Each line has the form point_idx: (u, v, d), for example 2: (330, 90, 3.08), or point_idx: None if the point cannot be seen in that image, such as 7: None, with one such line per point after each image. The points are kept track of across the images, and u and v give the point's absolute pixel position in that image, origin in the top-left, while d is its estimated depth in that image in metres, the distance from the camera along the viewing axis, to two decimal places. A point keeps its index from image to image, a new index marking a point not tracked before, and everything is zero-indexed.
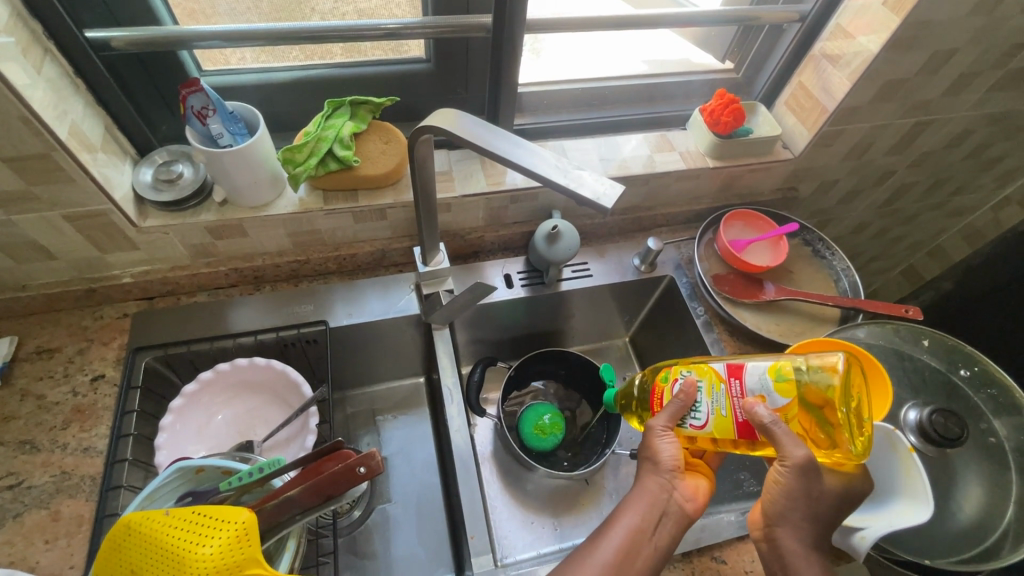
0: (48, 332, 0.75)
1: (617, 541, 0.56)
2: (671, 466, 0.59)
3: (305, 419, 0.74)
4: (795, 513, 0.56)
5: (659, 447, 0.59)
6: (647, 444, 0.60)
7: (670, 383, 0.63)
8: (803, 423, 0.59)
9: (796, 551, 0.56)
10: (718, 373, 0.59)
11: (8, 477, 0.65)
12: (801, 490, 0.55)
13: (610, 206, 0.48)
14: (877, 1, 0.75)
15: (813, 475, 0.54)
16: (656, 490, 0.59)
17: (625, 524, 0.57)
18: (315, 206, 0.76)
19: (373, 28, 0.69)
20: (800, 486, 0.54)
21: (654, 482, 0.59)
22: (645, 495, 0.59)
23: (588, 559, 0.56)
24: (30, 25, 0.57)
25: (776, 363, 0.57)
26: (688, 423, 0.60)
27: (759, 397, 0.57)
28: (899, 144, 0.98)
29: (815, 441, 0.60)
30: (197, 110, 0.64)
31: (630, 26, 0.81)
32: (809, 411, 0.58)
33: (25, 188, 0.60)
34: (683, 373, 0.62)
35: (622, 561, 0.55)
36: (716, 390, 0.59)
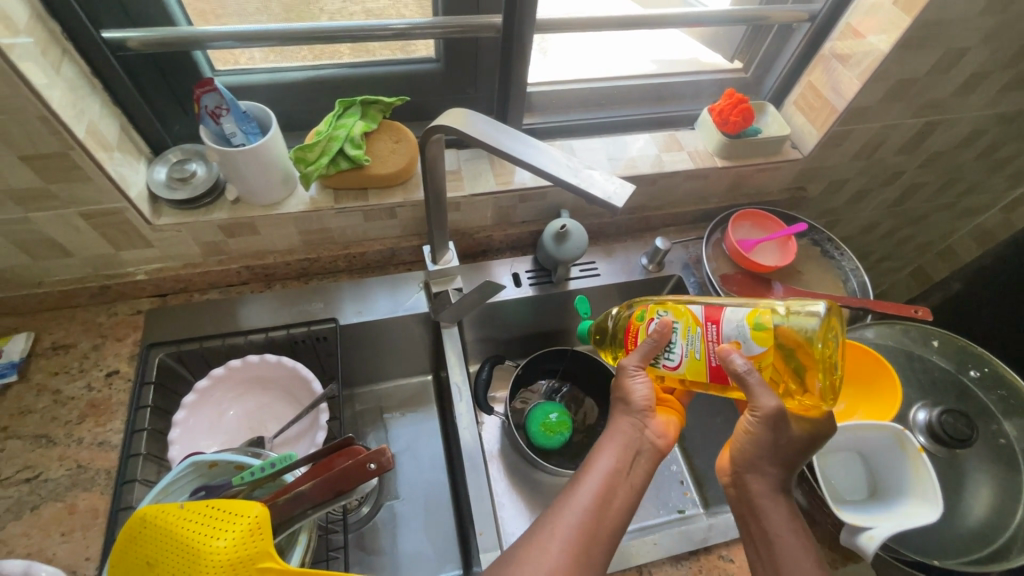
0: (63, 328, 0.77)
1: (597, 480, 0.56)
2: (644, 402, 0.59)
3: (315, 415, 0.75)
4: (763, 460, 0.57)
5: (632, 385, 0.60)
6: (619, 385, 0.61)
7: (647, 322, 0.63)
8: (779, 368, 0.60)
9: (763, 497, 0.57)
10: (695, 316, 0.59)
11: (25, 470, 0.66)
12: (770, 438, 0.55)
13: (620, 205, 0.48)
14: (888, 1, 0.75)
15: (781, 425, 0.54)
16: (628, 429, 0.59)
17: (603, 462, 0.57)
18: (326, 205, 0.77)
19: (383, 28, 0.70)
20: (769, 436, 0.55)
21: (627, 422, 0.60)
22: (621, 433, 0.59)
23: (568, 498, 0.55)
24: (49, 25, 0.58)
25: (756, 310, 0.57)
26: (662, 363, 0.62)
27: (734, 344, 0.57)
28: (908, 144, 0.97)
29: (789, 386, 0.61)
30: (211, 109, 0.64)
31: (639, 26, 0.81)
32: (786, 357, 0.59)
33: (43, 186, 0.62)
34: (660, 313, 0.63)
35: (602, 499, 0.55)
36: (692, 333, 0.59)
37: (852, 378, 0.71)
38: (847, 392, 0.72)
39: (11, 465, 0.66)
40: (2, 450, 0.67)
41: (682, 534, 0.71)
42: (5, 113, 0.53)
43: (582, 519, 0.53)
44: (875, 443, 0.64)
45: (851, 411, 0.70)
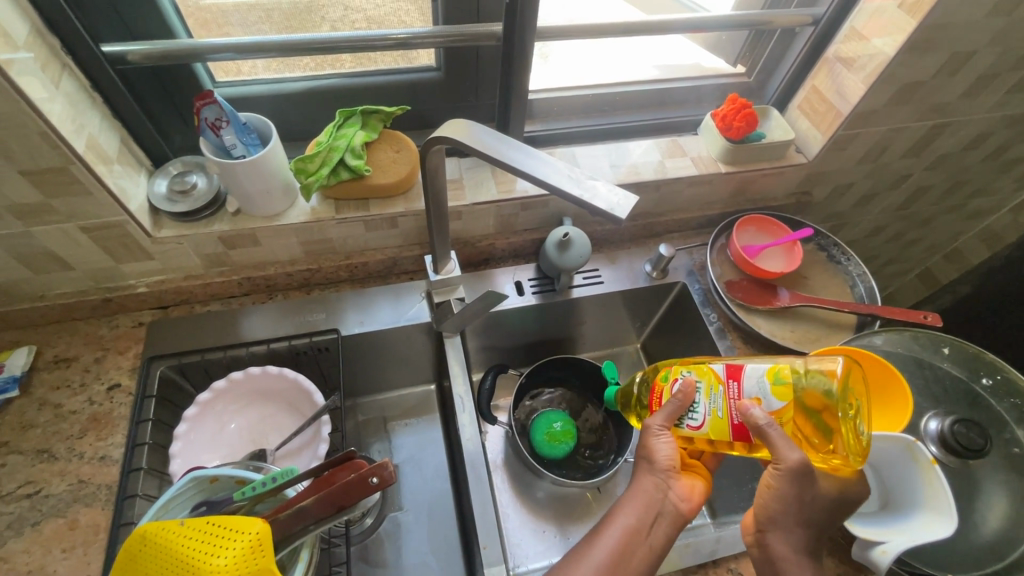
0: (65, 341, 0.76)
1: (613, 541, 0.55)
2: (667, 462, 0.58)
3: (317, 427, 0.74)
4: (787, 517, 0.55)
5: (655, 444, 0.59)
6: (643, 442, 0.60)
7: (670, 383, 0.63)
8: (803, 427, 0.59)
9: (787, 557, 0.55)
10: (716, 373, 0.59)
11: (26, 486, 0.66)
12: (794, 494, 0.53)
13: (624, 217, 0.47)
14: (892, 4, 0.74)
15: (806, 480, 0.53)
16: (650, 489, 0.58)
17: (622, 522, 0.56)
18: (327, 215, 0.76)
19: (383, 38, 0.70)
20: (792, 491, 0.53)
21: (650, 482, 0.58)
22: (641, 492, 0.58)
23: (584, 557, 0.55)
24: (48, 40, 0.58)
25: (775, 366, 0.57)
26: (685, 423, 0.59)
27: (756, 400, 0.57)
28: (915, 147, 0.96)
29: (812, 446, 0.60)
30: (211, 121, 0.64)
31: (641, 32, 0.81)
32: (809, 415, 0.58)
33: (44, 201, 0.61)
34: (683, 373, 0.62)
35: (617, 560, 0.54)
36: (715, 391, 0.58)
37: None
38: None
39: (12, 480, 0.66)
40: (4, 465, 0.67)
41: (691, 547, 0.70)
42: (4, 129, 0.53)
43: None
44: (888, 455, 0.62)
45: None
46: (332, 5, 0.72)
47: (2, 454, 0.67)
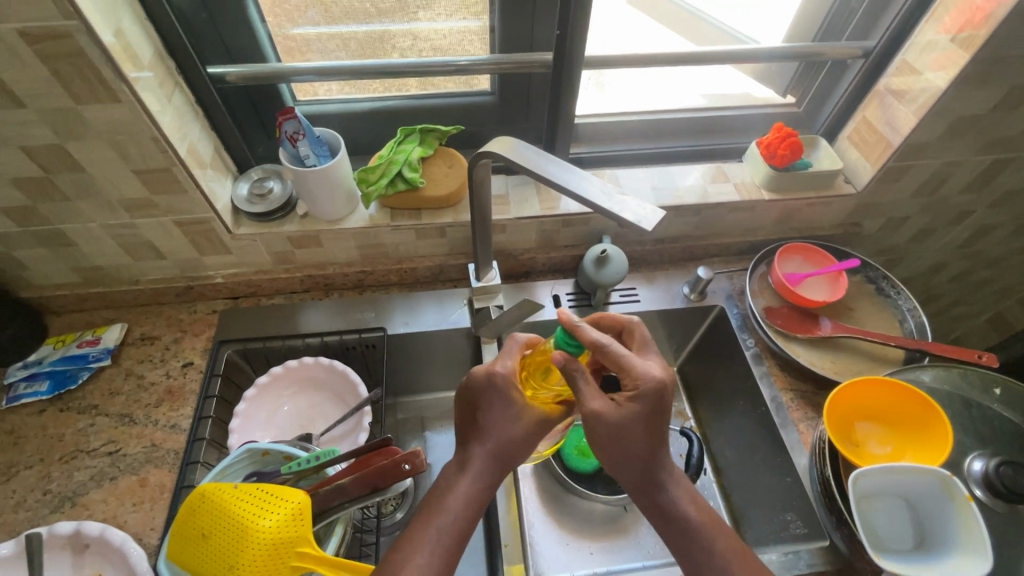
0: (151, 322, 0.87)
1: (451, 521, 0.55)
2: (515, 451, 0.60)
3: (359, 417, 0.80)
4: (663, 473, 0.58)
5: (506, 430, 0.59)
6: (495, 424, 0.59)
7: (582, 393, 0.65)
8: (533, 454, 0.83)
9: (681, 515, 0.58)
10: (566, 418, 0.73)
11: (109, 444, 0.75)
12: (646, 420, 0.55)
13: (650, 228, 0.49)
14: (946, 37, 0.75)
15: (656, 404, 0.55)
16: (494, 465, 0.59)
17: (456, 502, 0.56)
18: (383, 222, 0.83)
19: (445, 65, 0.77)
20: (651, 419, 0.55)
21: (494, 462, 0.59)
22: (482, 473, 0.58)
23: (419, 534, 0.55)
24: (167, 62, 0.68)
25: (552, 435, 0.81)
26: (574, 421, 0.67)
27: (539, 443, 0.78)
28: (976, 182, 0.93)
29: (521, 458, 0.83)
30: (290, 134, 0.73)
31: (688, 62, 0.84)
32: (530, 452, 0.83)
33: (149, 197, 0.71)
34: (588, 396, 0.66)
35: (450, 543, 0.55)
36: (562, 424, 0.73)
37: (899, 420, 0.69)
38: (891, 435, 0.69)
39: (98, 438, 0.75)
40: (92, 424, 0.76)
41: None
42: (125, 135, 0.63)
43: (435, 559, 0.53)
44: (920, 490, 0.60)
45: (897, 454, 0.68)
46: (403, 35, 0.80)
47: (92, 415, 0.77)
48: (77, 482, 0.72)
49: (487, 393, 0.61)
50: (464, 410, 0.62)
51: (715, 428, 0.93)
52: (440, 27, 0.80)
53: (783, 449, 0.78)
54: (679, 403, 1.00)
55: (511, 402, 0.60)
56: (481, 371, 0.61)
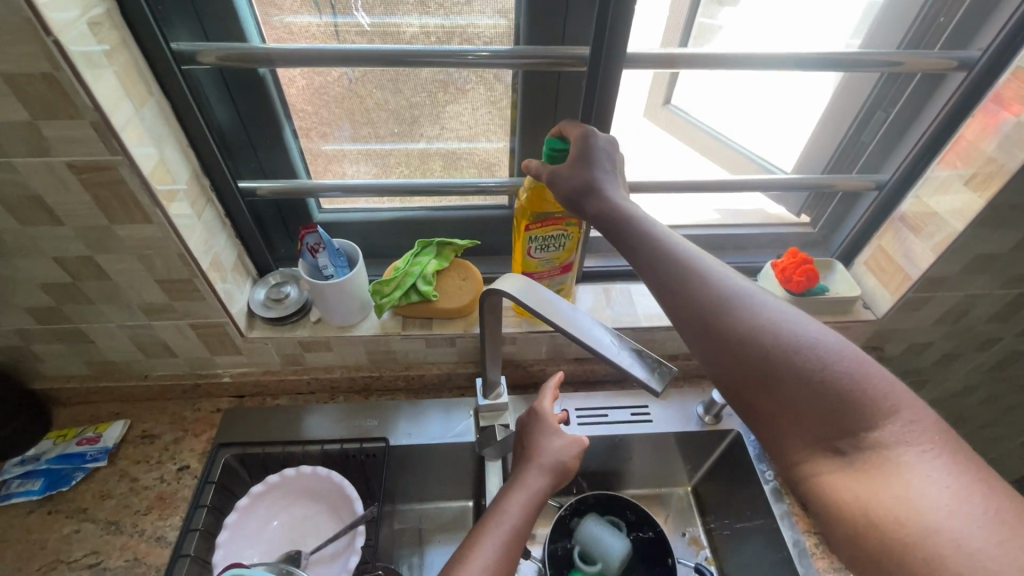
0: (153, 419, 0.86)
1: (512, 522, 0.55)
2: (564, 458, 0.62)
3: (352, 536, 0.76)
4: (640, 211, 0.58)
5: (549, 441, 0.64)
6: (540, 443, 0.64)
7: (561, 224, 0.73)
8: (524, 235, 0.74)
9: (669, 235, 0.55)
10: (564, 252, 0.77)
11: (90, 555, 0.72)
12: (591, 165, 0.59)
13: (661, 388, 0.49)
14: (959, 178, 0.76)
15: (587, 156, 0.59)
16: (543, 479, 0.60)
17: (512, 505, 0.57)
18: (394, 330, 0.84)
19: (466, 185, 0.80)
20: (595, 168, 0.59)
21: (545, 474, 0.60)
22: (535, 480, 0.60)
23: (484, 534, 0.54)
24: (202, 181, 0.72)
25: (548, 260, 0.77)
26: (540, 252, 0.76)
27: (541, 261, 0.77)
28: (1000, 313, 0.91)
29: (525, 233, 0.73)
30: (311, 246, 0.76)
31: (702, 188, 0.86)
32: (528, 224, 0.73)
33: (168, 302, 0.73)
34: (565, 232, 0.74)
35: (512, 535, 0.54)
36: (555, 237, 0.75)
37: None
38: None
39: (81, 548, 0.72)
40: (78, 531, 0.74)
41: None
42: (153, 250, 0.66)
43: (499, 553, 0.52)
44: None
45: None
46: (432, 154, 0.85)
47: (79, 520, 0.75)
48: None
49: (528, 425, 0.67)
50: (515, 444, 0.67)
51: (733, 564, 0.86)
52: (472, 147, 0.85)
53: None
54: (694, 528, 0.94)
55: (554, 426, 0.65)
56: (524, 411, 0.69)
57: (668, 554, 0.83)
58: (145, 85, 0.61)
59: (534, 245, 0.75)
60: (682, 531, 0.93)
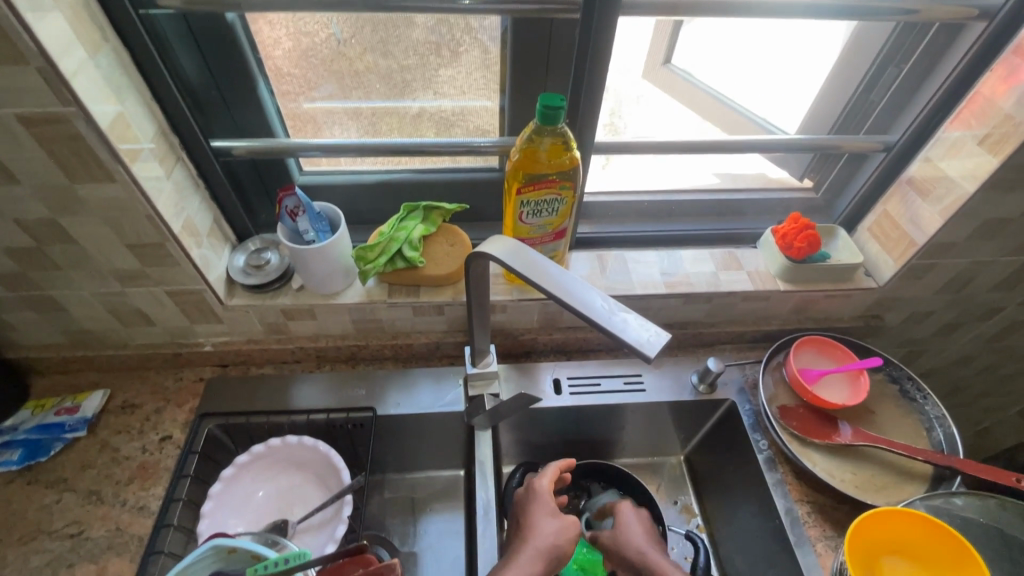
0: (134, 388, 0.84)
1: None
2: (558, 542, 0.65)
3: (339, 506, 0.75)
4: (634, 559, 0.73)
5: (541, 522, 0.67)
6: (533, 521, 0.68)
7: (554, 189, 0.69)
8: (512, 199, 0.70)
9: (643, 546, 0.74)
10: (558, 218, 0.73)
11: (72, 526, 0.70)
12: (629, 531, 0.76)
13: (655, 354, 0.45)
14: (973, 138, 0.72)
15: (645, 530, 0.77)
16: (535, 562, 0.63)
17: None
18: (379, 298, 0.81)
19: (452, 145, 0.76)
20: (628, 537, 0.75)
21: (535, 558, 0.63)
22: (527, 563, 0.62)
23: None
24: (170, 138, 0.67)
25: (539, 227, 0.73)
26: (531, 218, 0.72)
27: (532, 227, 0.73)
28: (1005, 281, 0.88)
29: (514, 197, 0.69)
30: (290, 210, 0.72)
31: (702, 150, 0.82)
32: (518, 187, 0.68)
33: (140, 268, 0.70)
34: (559, 197, 0.70)
35: None
36: (547, 203, 0.70)
37: (928, 557, 0.62)
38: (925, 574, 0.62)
39: (62, 518, 0.71)
40: (59, 501, 0.72)
41: None
42: (119, 212, 0.62)
43: None
44: None
45: None
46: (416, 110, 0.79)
47: (59, 490, 0.73)
48: (32, 568, 0.67)
49: (526, 504, 0.71)
50: (513, 527, 0.71)
51: (724, 532, 0.86)
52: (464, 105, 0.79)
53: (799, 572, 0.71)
54: (686, 497, 0.93)
55: (547, 506, 0.69)
56: (521, 490, 0.74)
57: (659, 522, 0.83)
58: (98, 29, 0.56)
59: (525, 210, 0.70)
60: (674, 500, 0.93)
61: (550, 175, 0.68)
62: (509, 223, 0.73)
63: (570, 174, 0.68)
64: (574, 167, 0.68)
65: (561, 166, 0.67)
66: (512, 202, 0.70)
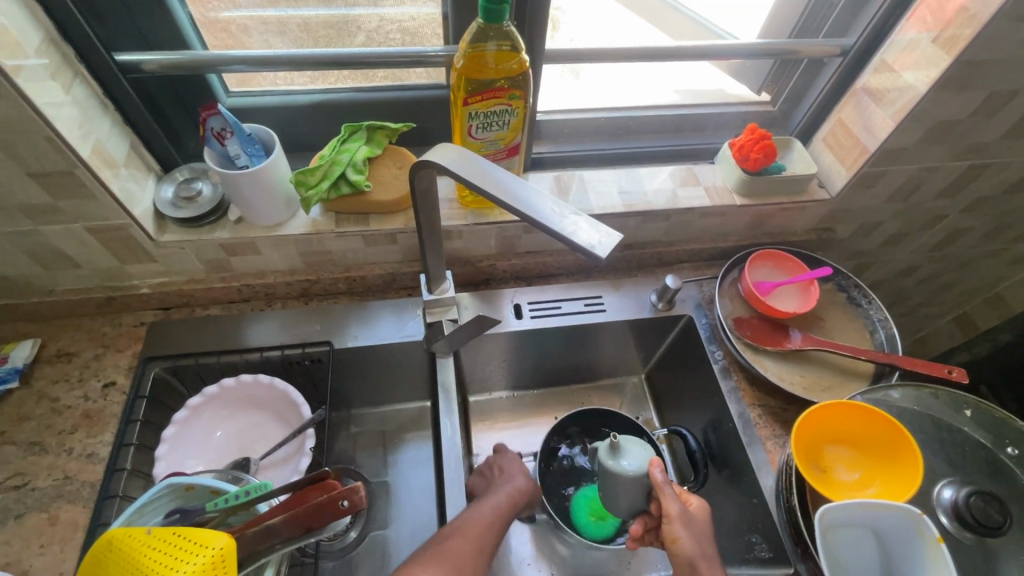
0: (68, 336, 0.78)
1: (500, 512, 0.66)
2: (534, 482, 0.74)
3: (302, 440, 0.74)
4: (702, 551, 0.60)
5: (495, 499, 0.67)
6: (510, 465, 0.77)
7: (505, 100, 0.64)
8: (459, 111, 0.65)
9: (701, 538, 0.61)
10: (511, 134, 0.69)
11: (15, 477, 0.67)
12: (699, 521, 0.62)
13: (604, 255, 0.43)
14: (927, 37, 0.70)
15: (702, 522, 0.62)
16: (521, 488, 0.71)
17: (500, 502, 0.67)
18: (327, 228, 0.76)
19: (391, 56, 0.70)
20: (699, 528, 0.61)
21: (524, 484, 0.72)
22: (512, 493, 0.70)
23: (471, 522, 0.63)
24: (61, 48, 0.59)
25: (490, 143, 0.69)
26: (480, 134, 0.67)
27: (483, 144, 0.69)
28: (950, 187, 0.90)
29: (461, 109, 0.65)
30: (216, 131, 0.65)
31: (659, 58, 0.79)
32: (463, 96, 0.64)
33: (50, 201, 0.63)
34: (510, 110, 0.66)
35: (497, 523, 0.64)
36: (497, 116, 0.66)
37: (865, 443, 0.67)
38: (860, 460, 0.67)
39: (4, 471, 0.67)
40: None
41: None
42: (11, 133, 0.55)
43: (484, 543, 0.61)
44: (891, 526, 0.56)
45: (866, 482, 0.65)
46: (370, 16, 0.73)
47: None
48: None
49: (498, 461, 0.79)
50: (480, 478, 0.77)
51: (683, 441, 0.90)
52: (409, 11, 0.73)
53: (751, 469, 0.75)
54: (647, 413, 0.97)
55: (520, 461, 0.78)
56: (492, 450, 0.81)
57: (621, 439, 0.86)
58: None
59: (472, 124, 0.66)
60: (636, 416, 0.96)
61: (498, 83, 0.63)
62: (457, 138, 0.68)
63: (520, 83, 0.64)
64: (524, 74, 0.64)
65: (511, 74, 0.63)
66: (459, 114, 0.65)
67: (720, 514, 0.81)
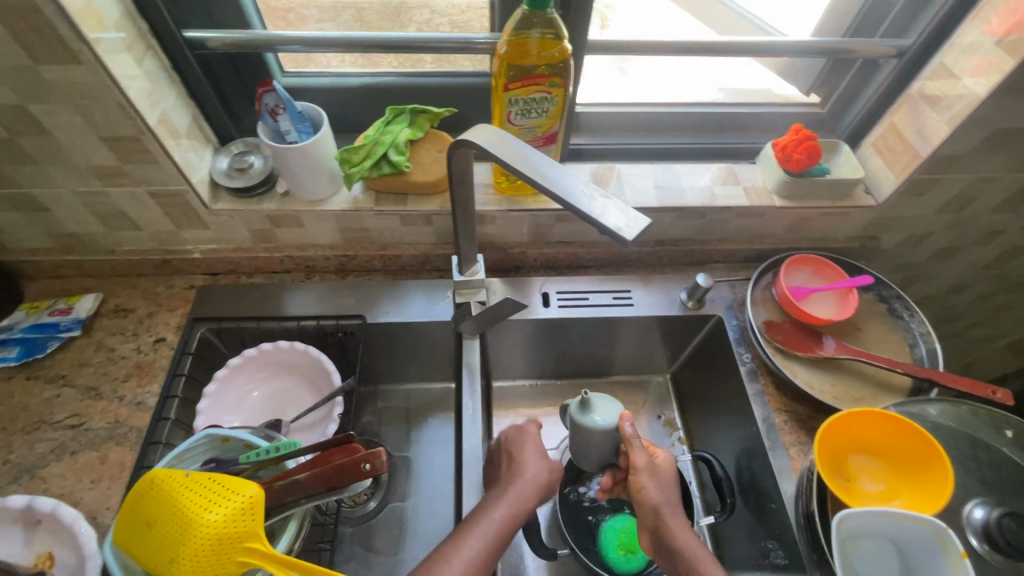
0: (126, 293, 0.84)
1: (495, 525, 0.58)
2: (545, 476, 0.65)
3: (330, 407, 0.77)
4: (668, 500, 0.64)
5: (489, 513, 0.59)
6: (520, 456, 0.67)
7: (545, 87, 0.66)
8: (500, 97, 0.67)
9: (666, 490, 0.65)
10: (549, 121, 0.70)
11: (73, 417, 0.73)
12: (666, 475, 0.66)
13: (630, 239, 0.44)
14: (991, 40, 0.67)
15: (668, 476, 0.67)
16: (527, 491, 0.63)
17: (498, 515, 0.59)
18: (366, 206, 0.80)
19: (439, 42, 0.72)
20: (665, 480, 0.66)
21: (531, 486, 0.63)
22: (516, 500, 0.61)
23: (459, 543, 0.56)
24: (138, 23, 0.64)
25: (528, 130, 0.71)
26: (519, 120, 0.69)
27: (521, 131, 0.70)
28: (1009, 200, 0.86)
29: (501, 94, 0.66)
30: (271, 107, 0.70)
31: (705, 52, 0.78)
32: (504, 82, 0.65)
33: (118, 165, 0.68)
34: (549, 97, 0.67)
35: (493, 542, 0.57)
36: (537, 103, 0.67)
37: (892, 454, 0.65)
38: (886, 473, 0.65)
39: (63, 410, 0.74)
40: (59, 396, 0.75)
41: None
42: (90, 99, 0.60)
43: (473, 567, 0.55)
44: (913, 538, 0.55)
45: (891, 495, 0.64)
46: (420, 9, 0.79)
47: (59, 386, 0.76)
48: (37, 454, 0.70)
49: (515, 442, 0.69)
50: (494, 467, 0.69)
51: (705, 442, 0.89)
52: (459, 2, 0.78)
53: (772, 474, 0.74)
54: (670, 412, 0.96)
55: (538, 441, 0.69)
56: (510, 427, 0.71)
57: None
58: None
59: (512, 110, 0.68)
60: (659, 414, 0.96)
61: (540, 70, 0.65)
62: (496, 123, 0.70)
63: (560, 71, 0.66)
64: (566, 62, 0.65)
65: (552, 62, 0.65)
66: (500, 100, 0.67)
67: (737, 517, 0.79)
